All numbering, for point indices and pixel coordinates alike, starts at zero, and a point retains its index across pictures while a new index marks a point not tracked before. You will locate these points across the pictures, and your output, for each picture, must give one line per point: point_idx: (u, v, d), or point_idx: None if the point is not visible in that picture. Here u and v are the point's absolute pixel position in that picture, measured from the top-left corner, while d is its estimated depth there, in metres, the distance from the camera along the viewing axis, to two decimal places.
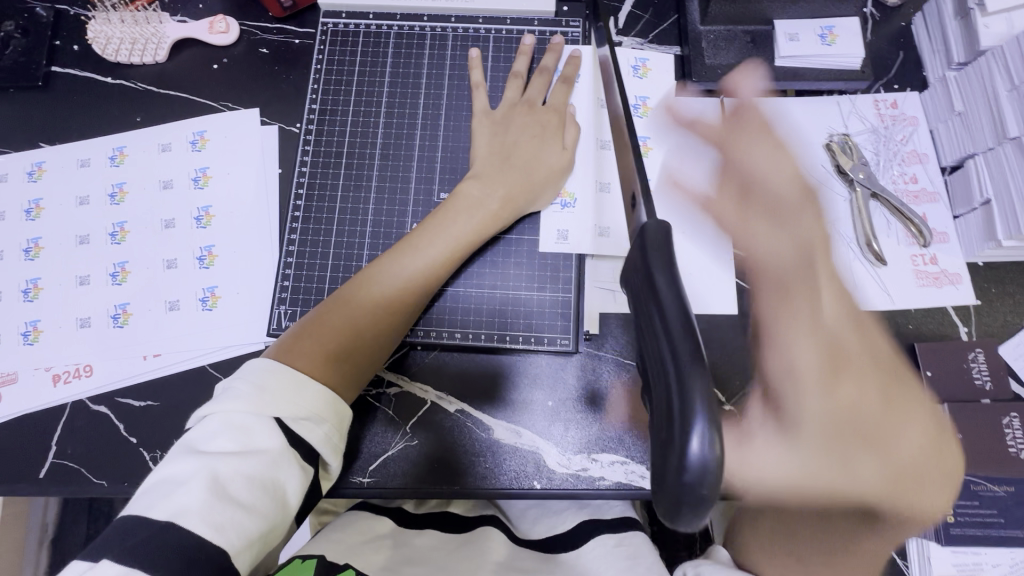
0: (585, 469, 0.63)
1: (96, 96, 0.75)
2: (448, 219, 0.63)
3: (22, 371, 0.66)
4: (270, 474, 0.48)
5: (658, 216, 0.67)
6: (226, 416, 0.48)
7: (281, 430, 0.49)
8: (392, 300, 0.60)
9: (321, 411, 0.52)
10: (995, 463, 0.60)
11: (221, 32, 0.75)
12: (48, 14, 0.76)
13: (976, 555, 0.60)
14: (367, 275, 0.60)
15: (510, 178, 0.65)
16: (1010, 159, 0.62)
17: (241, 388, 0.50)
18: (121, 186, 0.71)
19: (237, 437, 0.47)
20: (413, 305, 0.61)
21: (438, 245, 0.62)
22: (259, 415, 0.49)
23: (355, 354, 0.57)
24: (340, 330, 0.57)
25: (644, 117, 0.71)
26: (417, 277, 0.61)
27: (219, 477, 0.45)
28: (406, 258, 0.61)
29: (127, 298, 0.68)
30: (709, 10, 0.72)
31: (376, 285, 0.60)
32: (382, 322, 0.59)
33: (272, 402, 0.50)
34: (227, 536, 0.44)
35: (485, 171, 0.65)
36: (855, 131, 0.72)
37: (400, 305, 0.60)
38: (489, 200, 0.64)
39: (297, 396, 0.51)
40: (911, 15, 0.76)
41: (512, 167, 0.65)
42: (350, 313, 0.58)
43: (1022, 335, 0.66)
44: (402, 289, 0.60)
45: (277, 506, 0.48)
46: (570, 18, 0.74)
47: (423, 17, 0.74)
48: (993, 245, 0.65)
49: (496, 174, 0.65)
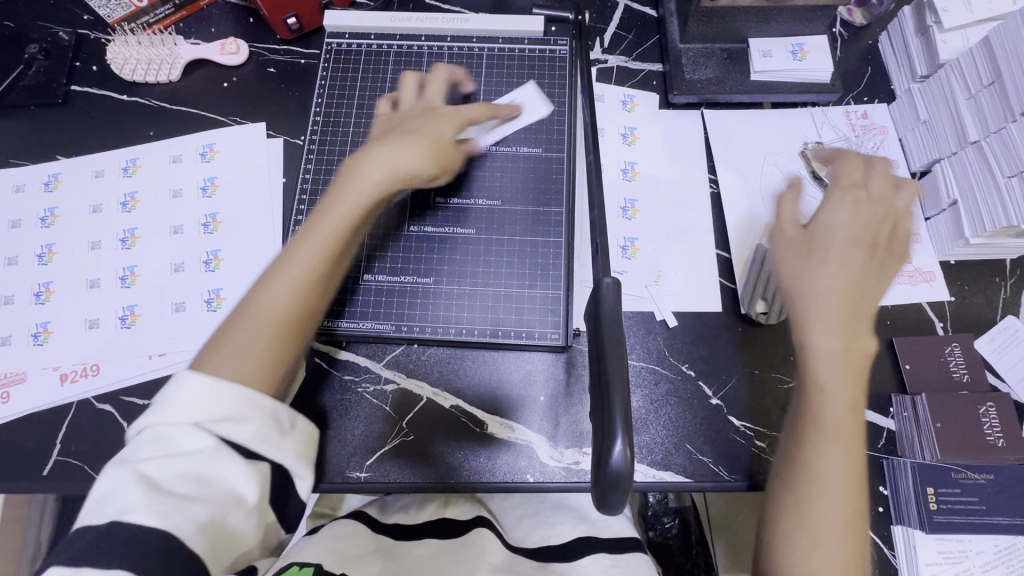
0: (577, 462, 0.65)
1: (112, 113, 0.79)
2: (341, 189, 0.58)
3: (30, 371, 0.68)
4: (207, 469, 0.44)
5: (639, 230, 0.72)
6: (156, 426, 0.45)
7: (205, 429, 0.45)
8: (299, 283, 0.53)
9: (245, 409, 0.47)
10: (976, 452, 0.62)
11: (232, 53, 0.80)
12: (70, 38, 0.82)
13: (961, 542, 0.61)
14: (243, 306, 0.53)
15: (392, 155, 0.58)
16: (972, 162, 0.66)
17: (162, 400, 0.47)
18: (133, 195, 0.75)
19: (163, 443, 0.45)
20: (311, 309, 0.54)
21: (333, 216, 0.56)
22: (181, 420, 0.45)
23: (273, 347, 0.51)
24: (232, 364, 0.49)
25: (632, 145, 0.76)
26: (308, 277, 0.54)
27: (154, 473, 0.43)
28: (300, 238, 0.55)
29: (135, 301, 0.70)
30: (687, 30, 0.77)
31: (262, 305, 0.52)
32: (288, 332, 0.52)
33: (192, 406, 0.46)
34: (175, 521, 0.42)
35: (382, 139, 0.61)
36: (828, 139, 0.76)
37: (307, 288, 0.53)
38: (367, 179, 0.57)
39: (210, 399, 0.47)
40: (877, 34, 0.81)
41: (405, 134, 0.61)
42: (259, 310, 0.52)
43: (996, 330, 0.69)
44: (305, 271, 0.54)
45: (227, 495, 0.44)
46: (558, 37, 0.80)
47: (421, 37, 0.79)
48: (962, 244, 0.68)
49: (387, 140, 0.61)
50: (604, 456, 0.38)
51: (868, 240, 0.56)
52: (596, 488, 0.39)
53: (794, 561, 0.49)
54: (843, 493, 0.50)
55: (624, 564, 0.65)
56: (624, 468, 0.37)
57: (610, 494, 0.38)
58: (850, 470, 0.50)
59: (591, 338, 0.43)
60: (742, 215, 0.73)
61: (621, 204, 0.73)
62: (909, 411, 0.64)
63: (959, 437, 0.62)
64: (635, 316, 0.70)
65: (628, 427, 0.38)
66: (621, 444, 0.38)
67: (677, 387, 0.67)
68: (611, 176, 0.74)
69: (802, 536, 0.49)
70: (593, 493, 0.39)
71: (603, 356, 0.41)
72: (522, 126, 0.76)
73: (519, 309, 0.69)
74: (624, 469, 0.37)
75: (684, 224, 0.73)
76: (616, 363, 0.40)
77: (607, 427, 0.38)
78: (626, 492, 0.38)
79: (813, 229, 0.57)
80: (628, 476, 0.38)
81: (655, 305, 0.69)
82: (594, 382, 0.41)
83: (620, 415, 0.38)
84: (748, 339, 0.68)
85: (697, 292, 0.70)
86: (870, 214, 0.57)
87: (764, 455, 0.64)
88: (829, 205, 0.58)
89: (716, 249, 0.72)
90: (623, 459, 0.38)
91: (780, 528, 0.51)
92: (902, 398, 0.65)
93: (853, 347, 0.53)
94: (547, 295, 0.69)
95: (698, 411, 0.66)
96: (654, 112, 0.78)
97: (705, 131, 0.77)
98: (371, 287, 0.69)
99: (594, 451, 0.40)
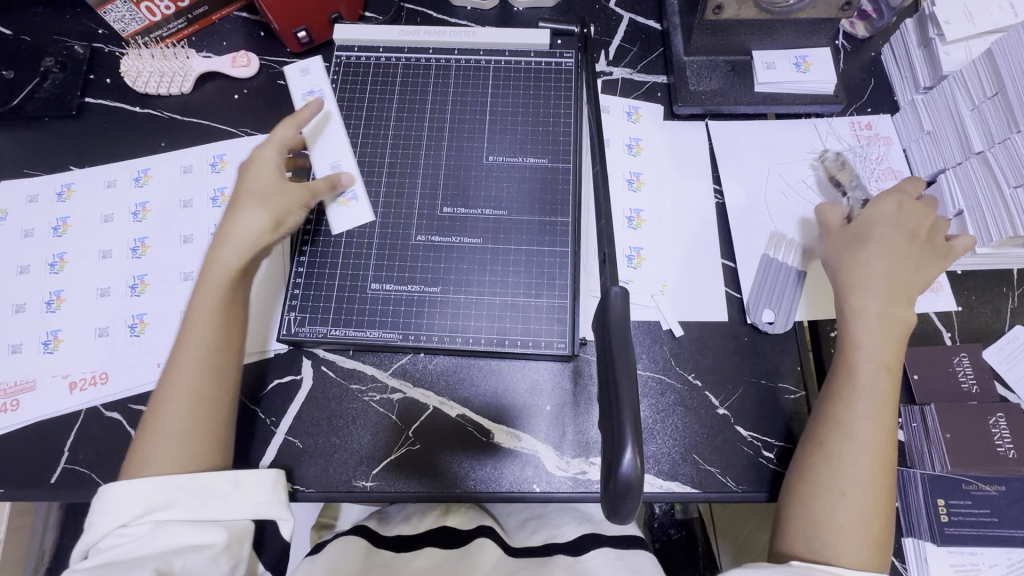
0: (584, 472, 0.65)
1: (125, 125, 0.80)
2: (203, 280, 0.62)
3: (40, 378, 0.68)
4: (152, 542, 0.53)
5: (645, 241, 0.72)
6: (99, 534, 0.53)
7: (141, 517, 0.54)
8: (195, 377, 0.59)
9: (175, 491, 0.55)
10: (986, 463, 0.61)
11: (243, 66, 0.81)
12: (85, 51, 0.83)
13: (973, 555, 0.60)
14: (154, 409, 0.58)
15: (240, 229, 0.63)
16: (977, 173, 0.66)
17: (95, 515, 0.54)
18: (144, 205, 0.76)
19: (109, 541, 0.53)
20: (217, 380, 0.59)
21: (200, 307, 0.61)
22: (120, 519, 0.53)
23: (197, 438, 0.57)
24: (164, 457, 0.56)
25: (637, 156, 0.76)
26: (197, 356, 0.59)
27: (110, 558, 0.52)
28: (183, 340, 0.60)
29: (145, 309, 0.71)
30: (691, 42, 0.78)
31: (172, 396, 0.58)
32: (199, 419, 0.58)
33: (124, 507, 0.54)
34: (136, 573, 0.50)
35: (229, 217, 0.64)
36: (833, 150, 0.77)
37: (202, 379, 0.59)
38: (222, 259, 0.62)
39: (139, 496, 0.54)
40: (880, 45, 0.82)
41: (247, 204, 0.64)
42: (167, 416, 0.57)
43: (1005, 339, 0.69)
44: (190, 366, 0.59)
45: (177, 552, 0.53)
46: (563, 50, 0.81)
47: (429, 50, 0.81)
48: (969, 254, 0.68)
49: (236, 215, 0.64)
50: (614, 466, 0.38)
51: (903, 229, 0.65)
52: (606, 497, 0.38)
53: (819, 494, 0.56)
54: (870, 438, 0.57)
55: (628, 556, 0.64)
56: (635, 477, 0.37)
57: (620, 502, 0.38)
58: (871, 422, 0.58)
59: (599, 348, 0.43)
60: (747, 225, 0.73)
61: (626, 214, 0.74)
62: (918, 421, 0.64)
63: (969, 447, 0.62)
64: (641, 325, 0.70)
65: (639, 437, 0.38)
66: (631, 453, 0.37)
67: (684, 397, 0.67)
68: (616, 188, 0.75)
69: (827, 471, 0.57)
70: (603, 502, 0.39)
71: (615, 366, 0.41)
72: (528, 137, 0.77)
73: (525, 318, 0.69)
74: (636, 479, 0.37)
75: (689, 234, 0.73)
76: (625, 373, 0.40)
77: (618, 436, 0.38)
78: (636, 502, 0.38)
79: (867, 223, 0.66)
80: (639, 485, 0.37)
81: (660, 315, 0.70)
82: (603, 392, 0.41)
83: (631, 425, 0.38)
84: (754, 349, 0.68)
85: (702, 301, 0.70)
86: (915, 209, 0.66)
87: (771, 465, 0.64)
88: (871, 204, 0.67)
89: (722, 259, 0.72)
90: (634, 468, 0.37)
91: (810, 465, 0.58)
92: (911, 408, 0.65)
93: (892, 314, 0.61)
94: (553, 305, 0.69)
95: (704, 420, 0.66)
96: (659, 123, 0.78)
97: (709, 142, 0.77)
98: (378, 295, 0.70)
99: (604, 460, 0.39)
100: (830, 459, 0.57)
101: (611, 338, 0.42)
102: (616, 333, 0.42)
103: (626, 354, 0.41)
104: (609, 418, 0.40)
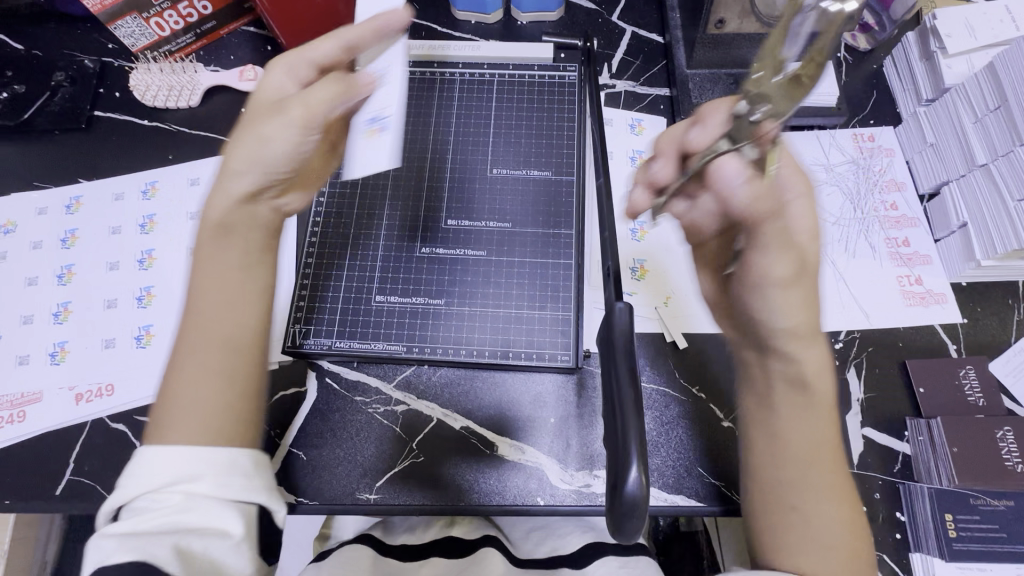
0: (588, 485, 0.64)
1: (133, 137, 0.81)
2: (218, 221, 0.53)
3: (47, 390, 0.69)
4: (175, 519, 0.43)
5: (648, 252, 0.73)
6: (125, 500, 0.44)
7: (166, 487, 0.44)
8: (219, 333, 0.50)
9: (207, 463, 0.45)
10: (995, 477, 0.60)
11: (249, 80, 0.82)
12: (95, 65, 0.84)
13: (982, 571, 0.60)
14: (172, 375, 0.49)
15: (268, 142, 0.52)
16: (980, 186, 0.67)
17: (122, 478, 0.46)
18: (151, 217, 0.77)
19: (131, 514, 0.44)
20: (251, 334, 0.52)
21: (213, 256, 0.53)
22: (146, 487, 0.44)
23: (231, 399, 0.49)
24: (191, 423, 0.47)
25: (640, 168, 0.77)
26: (220, 307, 0.51)
27: (135, 529, 0.43)
28: (195, 294, 0.52)
29: (151, 321, 0.72)
30: (694, 55, 0.79)
31: (195, 350, 0.50)
32: (232, 376, 0.50)
33: (150, 474, 0.45)
34: (153, 552, 0.41)
35: (237, 146, 0.54)
36: (835, 162, 0.77)
37: (229, 334, 0.51)
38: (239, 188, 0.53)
39: (167, 466, 0.45)
40: (882, 58, 0.82)
41: (272, 116, 0.53)
42: (190, 378, 0.49)
43: (1011, 352, 0.68)
44: (216, 319, 0.51)
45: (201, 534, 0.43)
46: (566, 64, 0.82)
47: (434, 63, 0.82)
48: (973, 266, 0.68)
49: (252, 132, 0.53)
50: (619, 485, 0.38)
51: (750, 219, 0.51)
52: (610, 517, 0.38)
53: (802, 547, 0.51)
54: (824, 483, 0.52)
55: (632, 564, 0.65)
56: (640, 497, 0.37)
57: (625, 521, 0.38)
58: (823, 467, 0.53)
59: (604, 366, 0.44)
60: None
61: (630, 226, 0.74)
62: (925, 435, 0.63)
63: (977, 461, 0.61)
64: (645, 337, 0.70)
65: (644, 455, 0.38)
66: (636, 472, 0.38)
67: (688, 409, 0.67)
68: (620, 200, 0.75)
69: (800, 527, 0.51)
70: (607, 522, 0.39)
71: (620, 384, 0.41)
72: (532, 150, 0.77)
73: (529, 330, 0.69)
74: (641, 498, 0.37)
75: None
76: (630, 390, 0.41)
77: (622, 456, 0.38)
78: (640, 521, 0.38)
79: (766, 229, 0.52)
80: (644, 504, 0.37)
81: (664, 327, 0.70)
82: (608, 410, 0.42)
83: (637, 444, 0.38)
84: None
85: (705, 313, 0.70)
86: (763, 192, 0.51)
87: None
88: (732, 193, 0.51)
89: None
90: (639, 487, 0.37)
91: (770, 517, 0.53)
92: (917, 421, 0.65)
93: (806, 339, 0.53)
94: (557, 317, 0.70)
95: (708, 433, 0.65)
96: None
97: None
98: (382, 307, 0.70)
99: (609, 479, 0.40)
100: (806, 516, 0.51)
101: (616, 358, 0.42)
102: (621, 351, 0.42)
103: (631, 372, 0.41)
104: (614, 437, 0.40)
